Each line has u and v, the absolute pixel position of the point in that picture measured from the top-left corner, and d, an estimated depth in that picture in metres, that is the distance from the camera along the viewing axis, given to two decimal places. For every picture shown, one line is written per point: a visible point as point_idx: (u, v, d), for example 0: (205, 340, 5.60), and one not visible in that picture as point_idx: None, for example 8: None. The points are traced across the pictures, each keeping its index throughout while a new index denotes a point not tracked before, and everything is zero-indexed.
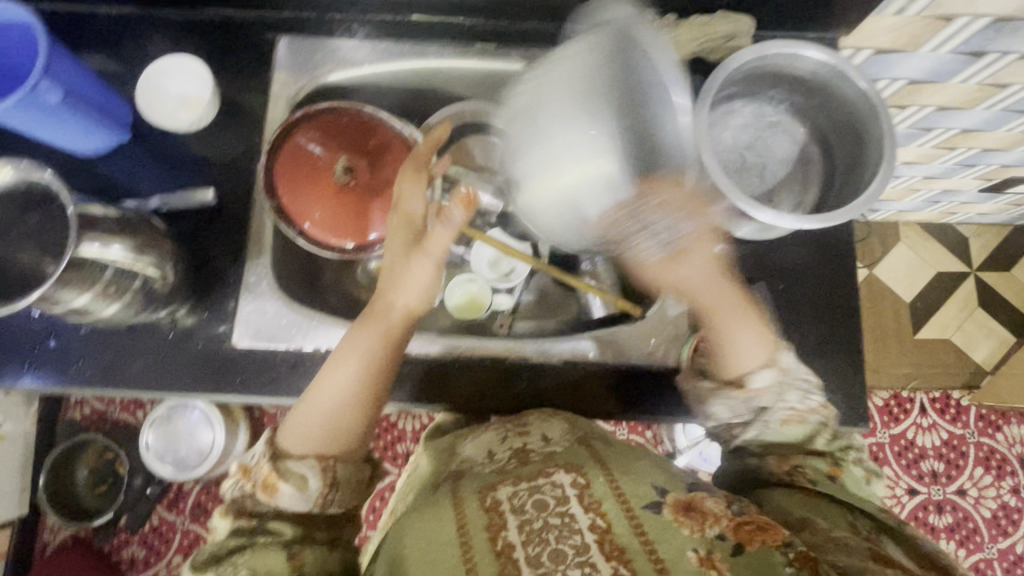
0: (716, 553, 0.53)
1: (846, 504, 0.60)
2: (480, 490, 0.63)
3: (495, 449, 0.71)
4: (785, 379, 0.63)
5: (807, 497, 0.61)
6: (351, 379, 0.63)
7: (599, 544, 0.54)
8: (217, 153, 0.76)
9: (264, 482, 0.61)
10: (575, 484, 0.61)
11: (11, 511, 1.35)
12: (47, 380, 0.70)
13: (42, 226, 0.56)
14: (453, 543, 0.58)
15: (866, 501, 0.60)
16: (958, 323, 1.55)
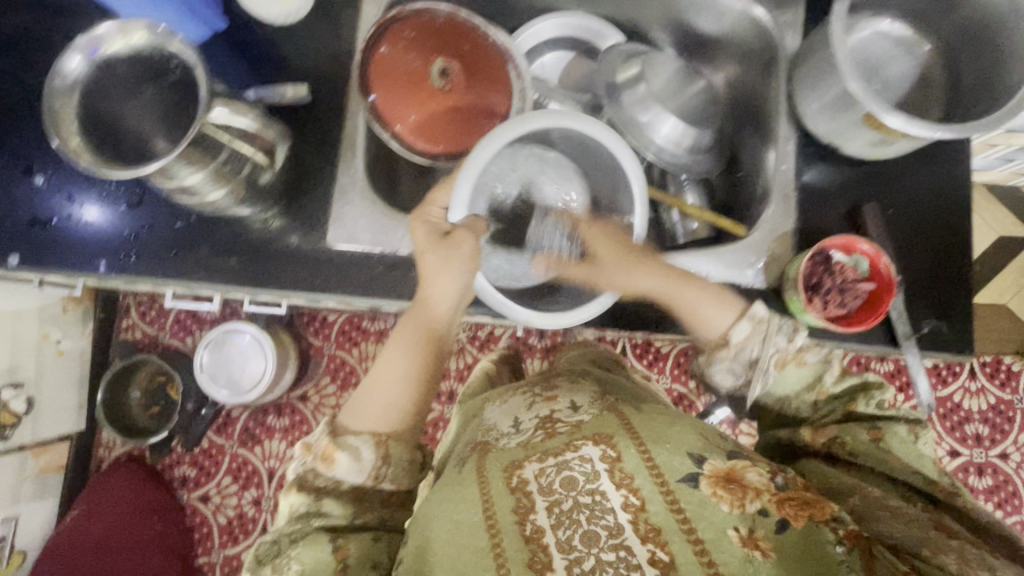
0: (759, 533, 0.49)
1: (910, 465, 0.56)
2: (505, 465, 0.59)
3: (522, 419, 0.68)
4: (762, 329, 0.63)
5: (864, 452, 0.57)
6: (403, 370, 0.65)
7: (635, 523, 0.50)
8: (310, 53, 0.75)
9: (324, 453, 0.61)
10: (606, 458, 0.56)
11: (71, 425, 1.40)
12: (142, 272, 0.70)
13: (157, 101, 0.56)
14: (479, 524, 0.54)
15: (929, 462, 0.56)
16: (1018, 288, 1.47)
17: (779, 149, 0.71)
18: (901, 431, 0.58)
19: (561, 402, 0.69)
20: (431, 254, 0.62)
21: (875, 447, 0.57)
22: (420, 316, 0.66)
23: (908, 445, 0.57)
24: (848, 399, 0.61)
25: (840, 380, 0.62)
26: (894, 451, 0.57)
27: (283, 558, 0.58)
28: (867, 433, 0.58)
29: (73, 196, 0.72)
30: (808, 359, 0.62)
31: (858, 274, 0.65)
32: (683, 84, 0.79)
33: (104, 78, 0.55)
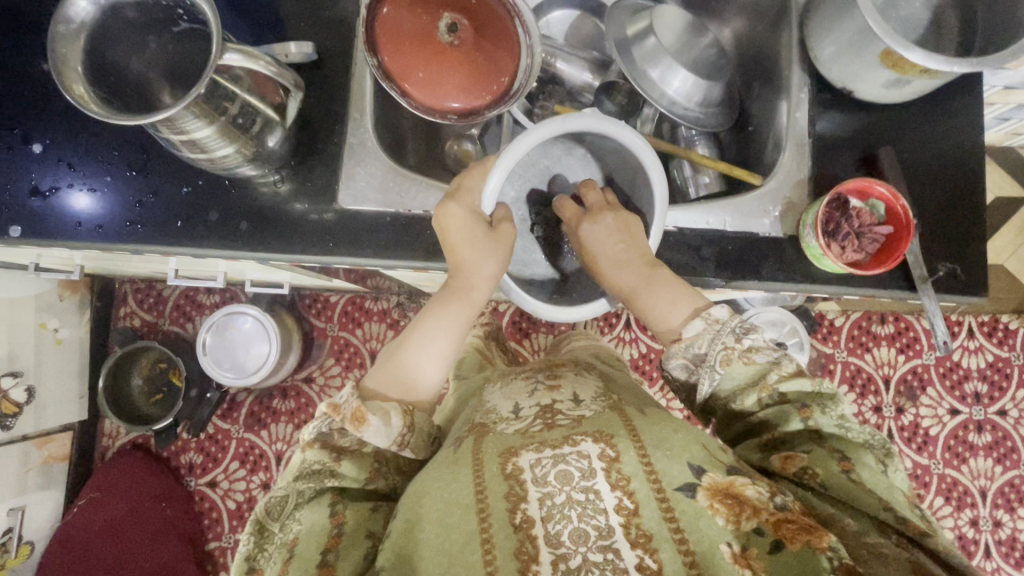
0: (751, 550, 0.52)
1: (882, 498, 0.52)
2: (502, 451, 0.62)
3: (522, 405, 0.71)
4: (714, 328, 0.59)
5: (836, 484, 0.54)
6: (438, 347, 0.66)
7: (625, 528, 0.54)
8: (312, 11, 0.73)
9: (354, 415, 0.58)
10: (604, 457, 0.58)
11: (73, 414, 1.38)
12: (150, 240, 0.68)
13: (160, 55, 0.54)
14: (472, 508, 0.56)
15: (900, 493, 0.53)
16: (1013, 248, 1.45)
17: (792, 98, 0.70)
18: (868, 459, 0.54)
19: (563, 393, 0.72)
20: (473, 244, 0.62)
21: (846, 480, 0.54)
22: (454, 296, 0.66)
23: (879, 476, 0.53)
24: (802, 407, 0.56)
25: (786, 380, 0.56)
26: (865, 482, 0.53)
27: (289, 515, 0.59)
28: (836, 463, 0.55)
29: (73, 164, 0.69)
30: (757, 359, 0.58)
31: (873, 220, 0.65)
32: (693, 37, 0.78)
33: (110, 21, 0.53)
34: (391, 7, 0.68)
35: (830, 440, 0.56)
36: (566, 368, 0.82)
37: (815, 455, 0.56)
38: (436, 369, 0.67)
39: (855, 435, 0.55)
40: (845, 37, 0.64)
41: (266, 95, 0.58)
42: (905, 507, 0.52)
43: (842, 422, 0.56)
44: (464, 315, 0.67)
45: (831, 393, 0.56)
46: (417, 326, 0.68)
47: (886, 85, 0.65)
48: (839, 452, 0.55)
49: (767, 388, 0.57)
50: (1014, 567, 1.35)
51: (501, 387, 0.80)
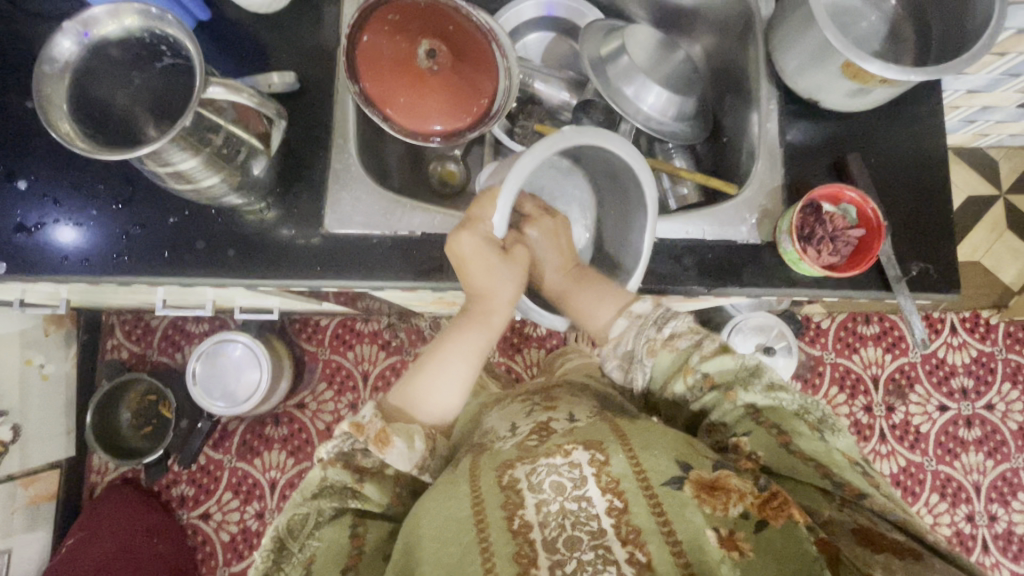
0: (739, 533, 0.53)
1: (823, 466, 0.56)
2: (498, 465, 0.63)
3: (519, 424, 0.72)
4: (639, 323, 0.66)
5: (776, 458, 0.58)
6: (459, 369, 0.67)
7: (616, 527, 0.55)
8: (293, 41, 0.75)
9: (378, 436, 0.60)
10: (595, 462, 0.59)
11: (60, 451, 1.36)
12: (138, 271, 0.69)
13: (144, 90, 0.55)
14: (468, 521, 0.57)
15: (839, 455, 0.56)
16: (987, 246, 1.49)
17: (762, 109, 0.73)
18: (803, 428, 0.58)
19: (560, 411, 0.73)
20: (488, 263, 0.63)
21: (790, 455, 0.57)
22: (473, 319, 0.67)
23: (817, 442, 0.57)
24: (727, 388, 0.61)
25: (707, 359, 0.62)
26: (805, 450, 0.57)
27: (307, 534, 0.59)
28: (775, 437, 0.58)
29: (59, 199, 0.70)
30: (680, 345, 0.64)
31: (845, 223, 0.67)
32: (665, 55, 0.81)
33: (95, 60, 0.54)
34: (370, 34, 0.70)
35: (765, 414, 0.60)
36: (561, 391, 0.83)
37: (754, 437, 0.59)
38: (455, 390, 0.67)
39: (787, 405, 0.59)
40: (804, 54, 0.67)
41: (250, 124, 0.59)
42: (844, 468, 0.55)
43: (772, 394, 0.59)
44: (483, 338, 0.68)
45: (755, 366, 0.61)
46: (434, 352, 0.68)
47: (849, 96, 0.68)
48: (776, 427, 0.59)
49: (692, 371, 0.62)
50: (1012, 560, 1.35)
51: (496, 412, 0.83)
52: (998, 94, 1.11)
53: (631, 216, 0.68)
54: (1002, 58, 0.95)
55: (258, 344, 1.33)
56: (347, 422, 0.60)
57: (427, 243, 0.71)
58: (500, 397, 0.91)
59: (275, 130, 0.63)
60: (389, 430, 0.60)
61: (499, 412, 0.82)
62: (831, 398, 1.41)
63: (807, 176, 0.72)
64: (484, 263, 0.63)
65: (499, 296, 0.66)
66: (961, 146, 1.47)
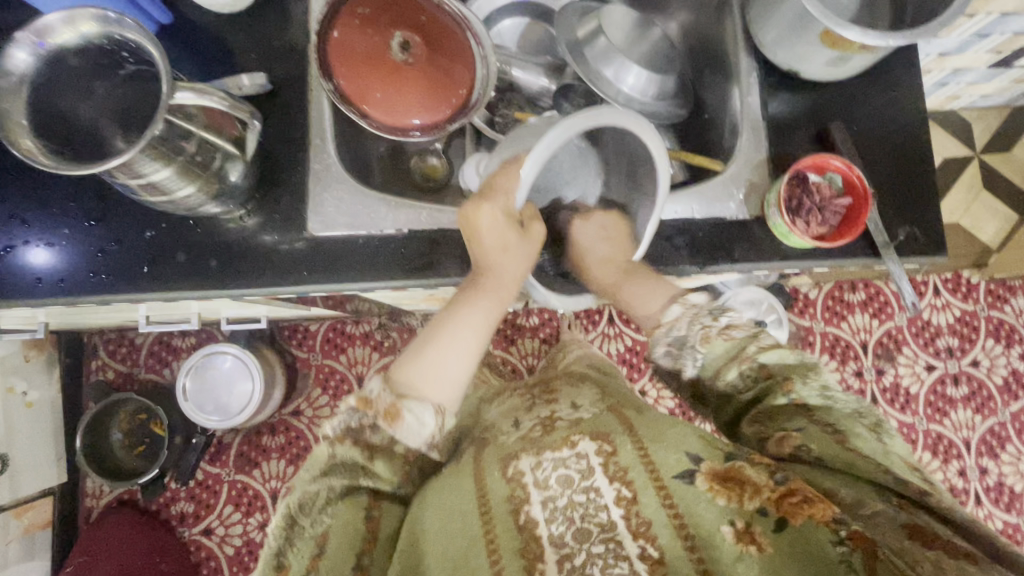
0: (756, 526, 0.52)
1: (882, 463, 0.52)
2: (502, 458, 0.67)
3: (523, 418, 0.75)
4: (693, 312, 0.64)
5: (831, 454, 0.54)
6: (473, 336, 0.63)
7: (626, 519, 0.57)
8: (259, 41, 0.72)
9: (388, 410, 0.58)
10: (601, 452, 0.63)
11: (51, 477, 1.32)
12: (117, 289, 0.67)
13: (108, 101, 0.53)
14: (475, 514, 0.60)
15: (899, 458, 0.53)
16: (965, 206, 1.51)
17: (743, 84, 0.73)
18: (863, 431, 0.55)
19: (561, 403, 0.76)
20: (500, 235, 0.62)
21: (843, 450, 0.54)
22: (479, 291, 0.64)
23: (873, 444, 0.54)
24: (781, 381, 0.58)
25: (766, 351, 0.59)
26: (859, 449, 0.53)
27: (320, 511, 0.57)
28: (832, 437, 0.54)
29: (27, 220, 0.67)
30: (736, 334, 0.61)
31: (830, 190, 0.67)
32: (643, 34, 0.80)
33: (51, 70, 0.52)
34: (341, 30, 0.68)
35: (818, 412, 0.57)
36: (560, 382, 0.86)
37: (805, 433, 0.55)
38: (464, 361, 0.62)
39: (842, 405, 0.56)
40: (782, 23, 0.67)
41: (223, 129, 0.57)
42: (904, 470, 0.52)
43: (827, 393, 0.57)
44: (493, 306, 0.64)
45: (813, 364, 0.58)
46: (439, 323, 0.63)
47: (830, 64, 0.67)
48: (830, 425, 0.55)
49: (745, 361, 0.59)
50: (1004, 511, 1.40)
51: (497, 406, 0.86)
52: (969, 55, 1.12)
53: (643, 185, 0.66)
54: (972, 19, 0.96)
55: (249, 354, 1.31)
56: (353, 397, 0.58)
57: (415, 240, 0.70)
58: (499, 391, 0.93)
59: (249, 133, 0.61)
60: (400, 405, 0.58)
61: (499, 405, 0.85)
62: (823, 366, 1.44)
63: (791, 147, 0.72)
64: (495, 233, 0.62)
65: (504, 266, 0.63)
66: (934, 110, 1.49)
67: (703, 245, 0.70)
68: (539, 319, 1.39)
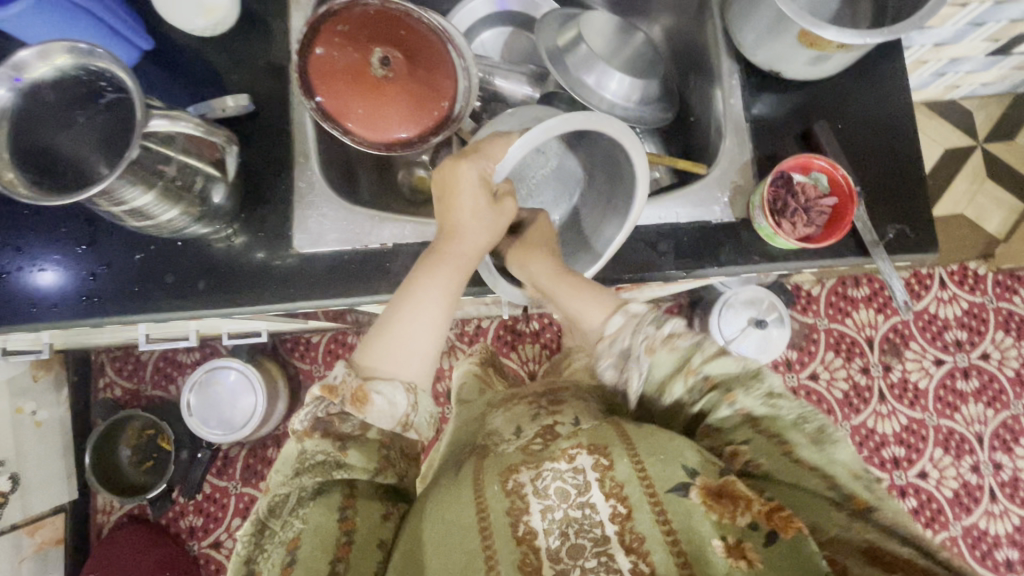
0: (746, 542, 0.52)
1: (828, 477, 0.54)
2: (502, 470, 0.64)
3: (524, 428, 0.74)
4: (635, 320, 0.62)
5: (780, 467, 0.56)
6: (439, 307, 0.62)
7: (620, 535, 0.57)
8: (243, 60, 0.73)
9: (355, 396, 0.57)
10: (597, 467, 0.60)
11: (61, 494, 1.35)
12: (109, 312, 0.68)
13: (87, 130, 0.54)
14: (473, 527, 0.59)
15: (843, 467, 0.53)
16: (969, 197, 1.49)
17: (725, 85, 0.72)
18: (801, 440, 0.55)
19: (564, 414, 0.74)
20: (469, 201, 0.63)
21: (791, 462, 0.55)
22: (439, 259, 0.63)
23: (817, 452, 0.54)
24: (725, 391, 0.58)
25: (709, 361, 0.59)
26: (809, 461, 0.55)
27: (290, 512, 0.58)
28: (776, 445, 0.56)
29: (21, 247, 0.69)
30: (680, 344, 0.60)
31: (813, 190, 0.66)
32: (626, 39, 0.80)
33: (30, 104, 0.53)
34: (323, 47, 0.69)
35: (764, 423, 0.57)
36: (571, 391, 0.82)
37: (754, 443, 0.57)
38: (429, 333, 0.61)
39: (786, 413, 0.56)
40: (760, 27, 0.67)
41: (203, 152, 0.58)
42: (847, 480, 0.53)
43: (772, 400, 0.57)
44: (454, 276, 0.63)
45: (756, 372, 0.58)
46: (407, 293, 0.62)
47: (810, 64, 0.67)
48: (776, 435, 0.56)
49: (694, 373, 0.59)
50: (1020, 506, 1.37)
51: (502, 412, 0.83)
52: (965, 44, 1.11)
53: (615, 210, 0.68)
54: (966, 8, 0.94)
55: (252, 368, 1.32)
56: (319, 385, 0.58)
57: (400, 254, 0.70)
58: (508, 397, 0.89)
59: (229, 155, 0.62)
60: (367, 387, 0.57)
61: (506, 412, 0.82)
62: (828, 364, 1.42)
63: (773, 148, 0.71)
64: (470, 189, 0.63)
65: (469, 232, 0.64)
66: (933, 101, 1.47)
67: (687, 248, 0.69)
68: (539, 325, 1.38)
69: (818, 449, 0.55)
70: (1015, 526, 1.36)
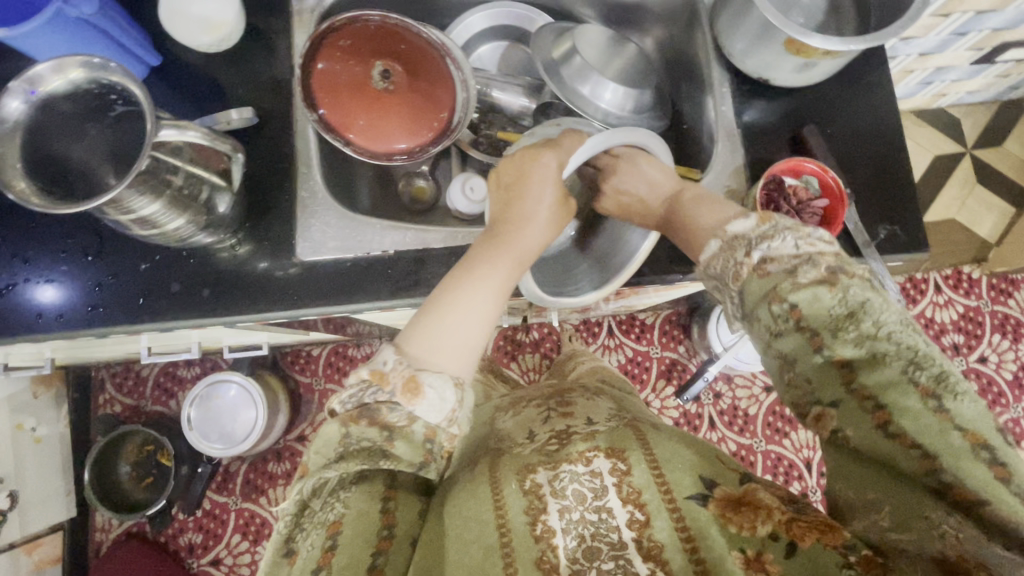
0: (767, 554, 0.51)
1: (930, 456, 0.41)
2: (518, 469, 0.67)
3: (536, 430, 0.76)
4: (731, 245, 0.53)
5: (871, 441, 0.44)
6: (491, 300, 0.60)
7: (637, 541, 0.57)
8: (245, 74, 0.75)
9: (405, 386, 0.54)
10: (615, 471, 0.62)
11: (59, 511, 1.34)
12: (113, 320, 0.68)
13: (99, 140, 0.56)
14: (491, 525, 0.60)
15: (959, 436, 0.40)
16: (960, 202, 1.51)
17: (716, 94, 0.75)
18: (913, 404, 0.41)
19: (576, 416, 0.77)
20: (534, 192, 0.63)
21: (887, 441, 0.43)
22: (500, 246, 0.61)
23: (924, 421, 0.41)
24: (815, 335, 0.45)
25: (801, 288, 0.46)
26: (909, 435, 0.42)
27: (331, 494, 0.55)
28: (870, 414, 0.44)
29: (28, 258, 0.70)
30: (774, 269, 0.49)
31: (806, 191, 0.68)
32: (620, 51, 0.82)
33: (43, 117, 0.55)
34: (325, 61, 0.71)
35: (862, 377, 0.44)
36: (576, 394, 0.87)
37: (841, 409, 0.45)
38: (481, 328, 0.59)
39: (890, 366, 0.43)
40: (746, 37, 0.69)
41: (210, 162, 0.59)
42: (966, 459, 0.40)
43: (874, 344, 0.44)
44: (512, 268, 0.61)
45: (859, 306, 0.44)
46: (461, 279, 0.60)
47: (797, 71, 0.69)
48: (875, 401, 0.43)
49: (779, 300, 0.47)
50: None
51: (512, 415, 0.86)
52: (949, 53, 1.14)
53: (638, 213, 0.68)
54: (946, 19, 0.98)
55: (253, 381, 1.32)
56: (367, 370, 0.54)
57: (402, 261, 0.71)
58: (514, 400, 0.93)
59: (234, 165, 0.63)
60: (419, 378, 0.54)
61: (513, 416, 0.85)
62: None
63: (765, 152, 0.73)
64: (542, 181, 0.62)
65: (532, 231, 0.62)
66: (921, 109, 1.50)
67: (682, 248, 0.71)
68: (539, 334, 1.39)
69: (933, 414, 0.41)
70: None
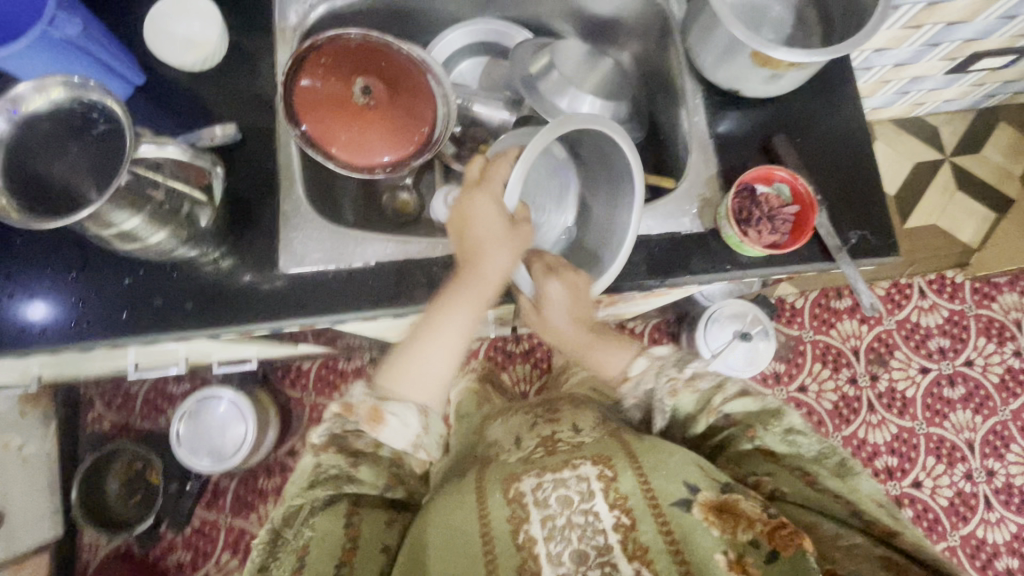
0: (747, 557, 0.54)
1: (851, 503, 0.59)
2: (505, 476, 0.67)
3: (523, 437, 0.77)
4: (657, 365, 0.69)
5: (802, 495, 0.62)
6: (459, 338, 0.63)
7: (623, 544, 0.58)
8: (229, 91, 0.77)
9: (370, 415, 0.59)
10: (602, 477, 0.62)
11: (46, 531, 1.32)
12: (96, 335, 0.69)
13: (79, 157, 0.57)
14: (476, 534, 0.61)
15: (868, 497, 0.59)
16: (942, 208, 1.53)
17: (689, 105, 0.77)
18: (826, 472, 0.62)
19: (563, 423, 0.78)
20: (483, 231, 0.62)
21: (809, 489, 0.62)
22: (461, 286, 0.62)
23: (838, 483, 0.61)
24: (749, 428, 0.66)
25: (730, 401, 0.65)
26: (829, 489, 0.61)
27: (302, 522, 0.62)
28: (799, 478, 0.63)
29: (12, 274, 0.70)
30: (700, 385, 0.66)
31: (776, 199, 0.70)
32: (597, 64, 0.84)
33: (26, 135, 0.56)
34: (308, 79, 0.73)
35: (784, 458, 0.65)
36: (564, 403, 0.87)
37: (775, 476, 0.64)
38: (446, 359, 0.63)
39: (806, 449, 0.64)
40: (715, 49, 0.71)
41: (190, 177, 0.61)
42: (871, 505, 0.58)
43: (790, 437, 0.64)
44: (475, 310, 0.63)
45: (776, 408, 0.64)
46: (430, 319, 0.63)
47: (765, 82, 0.71)
48: (798, 469, 0.63)
49: (714, 412, 0.66)
50: (1015, 513, 1.37)
51: (502, 424, 0.86)
52: (923, 63, 1.17)
53: (621, 194, 0.67)
54: (917, 30, 1.00)
55: (242, 396, 1.32)
56: (337, 404, 0.59)
57: (384, 272, 0.72)
58: (502, 409, 0.94)
59: (215, 179, 0.66)
60: (383, 407, 0.59)
61: (502, 424, 0.86)
62: (816, 374, 1.43)
63: (738, 161, 0.75)
64: (487, 220, 0.62)
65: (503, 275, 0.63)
66: (900, 117, 1.53)
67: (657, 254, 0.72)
68: (529, 345, 1.40)
69: (843, 481, 0.61)
70: (1012, 533, 1.36)
